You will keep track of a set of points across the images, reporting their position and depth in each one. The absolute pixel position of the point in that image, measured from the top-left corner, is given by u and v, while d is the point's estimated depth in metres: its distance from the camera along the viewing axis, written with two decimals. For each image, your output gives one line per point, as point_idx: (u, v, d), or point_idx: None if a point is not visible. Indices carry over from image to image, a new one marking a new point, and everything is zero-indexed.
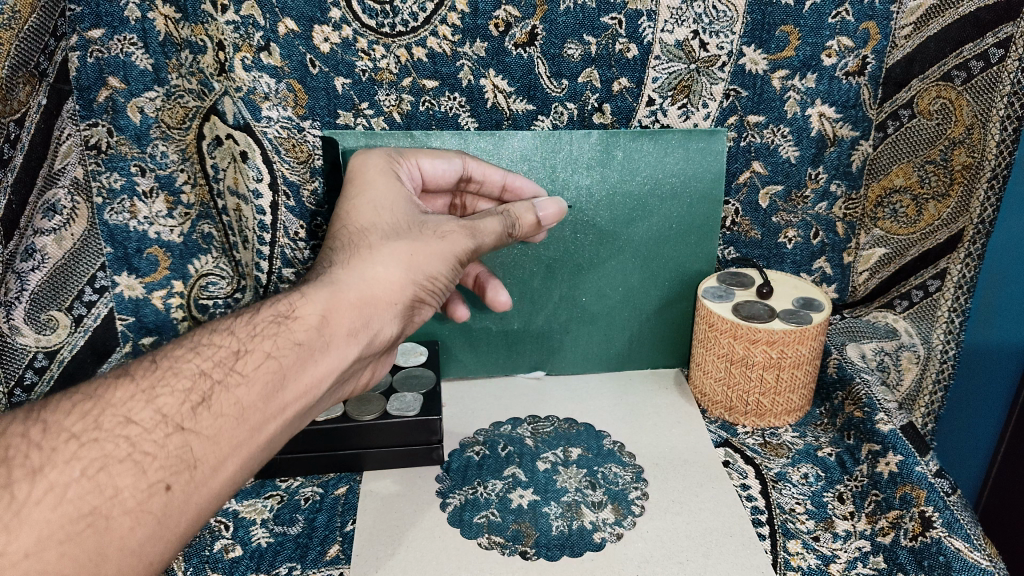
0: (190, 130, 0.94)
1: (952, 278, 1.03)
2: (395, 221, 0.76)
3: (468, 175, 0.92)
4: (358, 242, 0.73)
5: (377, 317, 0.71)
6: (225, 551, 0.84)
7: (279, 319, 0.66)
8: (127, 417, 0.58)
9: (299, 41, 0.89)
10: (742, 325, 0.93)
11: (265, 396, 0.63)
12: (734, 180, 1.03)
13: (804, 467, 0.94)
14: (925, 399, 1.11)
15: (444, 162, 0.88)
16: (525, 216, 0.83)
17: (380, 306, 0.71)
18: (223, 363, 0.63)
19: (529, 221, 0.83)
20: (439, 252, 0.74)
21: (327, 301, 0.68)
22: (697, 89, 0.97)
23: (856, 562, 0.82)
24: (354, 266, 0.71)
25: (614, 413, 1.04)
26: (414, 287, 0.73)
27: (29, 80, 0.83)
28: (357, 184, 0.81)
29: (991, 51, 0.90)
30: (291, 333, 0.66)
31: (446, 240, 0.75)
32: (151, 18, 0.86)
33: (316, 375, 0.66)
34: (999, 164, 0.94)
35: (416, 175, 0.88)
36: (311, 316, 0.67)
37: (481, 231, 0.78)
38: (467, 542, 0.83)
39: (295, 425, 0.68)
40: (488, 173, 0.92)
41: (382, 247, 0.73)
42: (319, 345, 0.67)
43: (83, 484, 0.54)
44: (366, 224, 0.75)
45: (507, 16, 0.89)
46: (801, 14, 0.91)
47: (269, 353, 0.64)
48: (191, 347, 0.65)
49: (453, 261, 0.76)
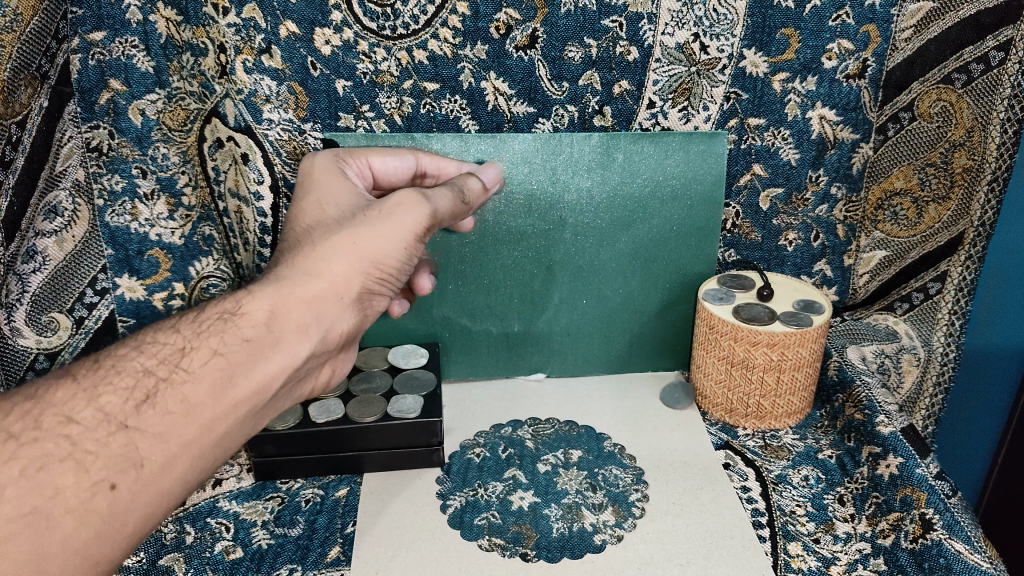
0: (191, 132, 0.94)
1: (952, 281, 1.03)
2: (343, 214, 0.75)
3: (423, 171, 0.92)
4: (306, 239, 0.73)
5: (328, 312, 0.71)
6: (225, 553, 0.83)
7: (226, 316, 0.68)
8: (69, 416, 0.58)
9: (300, 44, 0.90)
10: (742, 328, 0.93)
11: (215, 393, 0.64)
12: (734, 182, 1.03)
13: (804, 469, 0.95)
14: (925, 402, 1.10)
15: (396, 159, 0.88)
16: (466, 185, 0.84)
17: (330, 300, 0.71)
18: (168, 360, 0.64)
19: (468, 190, 0.84)
20: (385, 234, 0.72)
21: (276, 298, 0.69)
22: (697, 92, 0.97)
23: (856, 564, 0.82)
24: (301, 262, 0.71)
25: (614, 416, 1.04)
26: (364, 276, 0.72)
27: (31, 83, 0.83)
28: (306, 186, 0.80)
29: (992, 53, 0.90)
30: (239, 330, 0.67)
31: (393, 218, 0.73)
32: (152, 21, 0.86)
33: (266, 371, 0.67)
34: (1000, 166, 0.94)
35: (367, 174, 0.87)
36: (259, 312, 0.68)
37: (434, 200, 0.76)
38: (468, 544, 0.84)
39: (252, 422, 0.69)
40: (443, 168, 0.93)
41: (328, 240, 0.72)
42: (269, 341, 0.68)
43: (22, 484, 0.53)
44: (316, 221, 0.75)
45: (507, 19, 0.90)
46: (801, 17, 0.91)
47: (216, 350, 0.65)
48: (136, 345, 0.65)
49: (409, 243, 0.74)
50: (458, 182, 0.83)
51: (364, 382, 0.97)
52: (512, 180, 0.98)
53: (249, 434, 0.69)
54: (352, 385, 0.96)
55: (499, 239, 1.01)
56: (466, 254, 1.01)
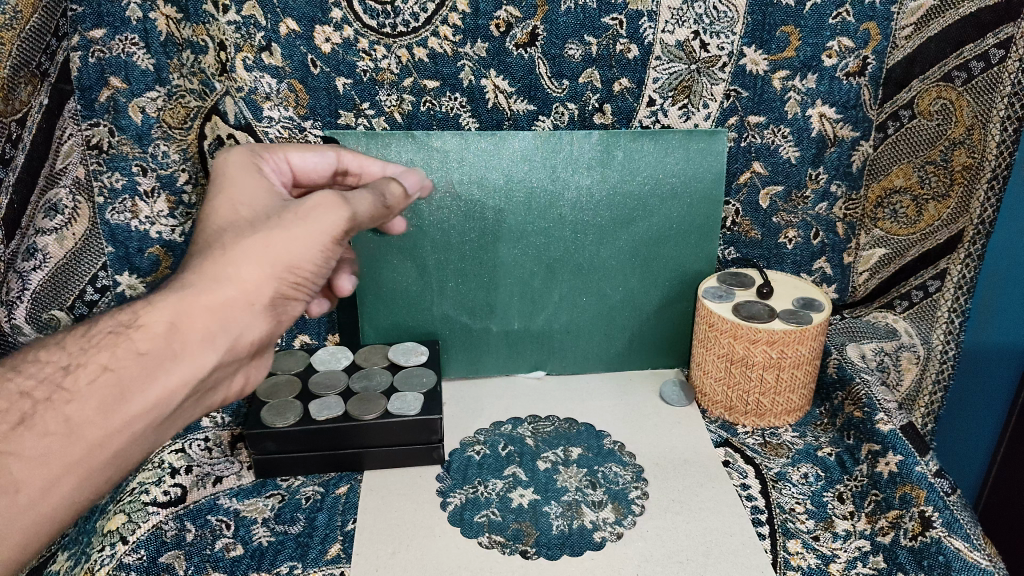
0: (191, 129, 0.94)
1: (952, 279, 1.03)
2: (257, 215, 0.69)
3: (344, 169, 0.86)
4: (212, 241, 0.66)
5: (236, 321, 0.66)
6: (225, 550, 0.83)
7: (119, 329, 0.63)
8: None
9: (300, 41, 0.90)
10: (742, 325, 0.93)
11: (104, 410, 0.60)
12: (734, 180, 1.03)
13: (804, 466, 0.95)
14: (925, 399, 1.11)
15: (315, 156, 0.82)
16: (388, 188, 0.75)
17: (238, 308, 0.66)
18: (50, 379, 0.60)
19: (394, 194, 0.75)
20: (298, 239, 0.66)
21: (175, 307, 0.64)
22: (697, 89, 0.97)
23: (856, 561, 0.82)
24: (206, 267, 0.65)
25: (613, 413, 1.04)
26: (275, 283, 0.66)
27: (32, 80, 0.83)
28: (219, 182, 0.73)
29: (992, 51, 0.90)
30: (133, 342, 0.62)
31: (307, 220, 0.67)
32: (152, 19, 0.86)
33: (166, 385, 0.63)
34: (999, 164, 0.95)
35: (284, 170, 0.82)
36: (157, 324, 0.63)
37: (354, 201, 0.69)
38: (468, 541, 0.84)
39: (155, 435, 0.65)
40: (366, 167, 0.87)
41: (235, 243, 0.65)
42: (168, 354, 0.63)
43: None
44: (225, 223, 0.68)
45: (507, 17, 0.90)
46: (802, 15, 0.92)
47: (106, 365, 0.61)
48: (14, 363, 0.61)
49: (326, 246, 0.68)
50: (380, 182, 0.75)
51: (364, 380, 0.97)
52: (512, 178, 0.98)
53: (150, 448, 0.66)
54: (352, 382, 0.96)
55: (499, 236, 1.01)
56: (466, 252, 1.02)
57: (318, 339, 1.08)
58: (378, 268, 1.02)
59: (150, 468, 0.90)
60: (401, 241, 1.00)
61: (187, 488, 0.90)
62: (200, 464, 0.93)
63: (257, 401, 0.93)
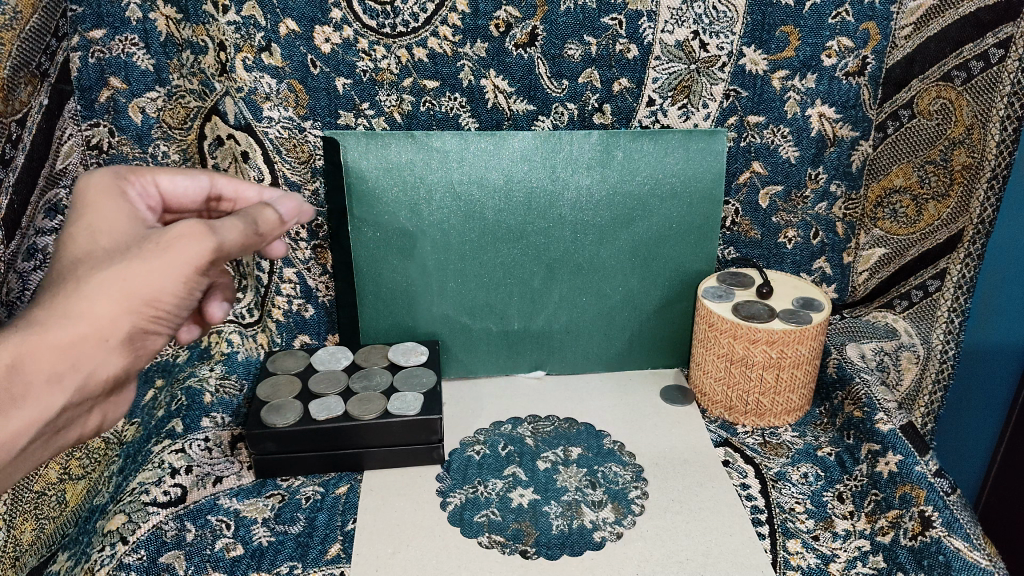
0: (191, 130, 0.95)
1: (952, 278, 1.01)
2: (119, 244, 0.59)
3: (218, 194, 0.74)
4: (64, 274, 0.56)
5: (89, 359, 0.56)
6: (225, 550, 0.83)
7: None
8: None
9: (300, 41, 0.90)
10: (742, 325, 0.93)
11: None
12: (734, 180, 1.04)
13: (804, 466, 0.95)
14: (925, 399, 1.09)
15: (186, 178, 0.70)
16: (262, 215, 0.65)
17: (91, 346, 0.55)
18: None
19: (269, 221, 0.65)
20: (160, 271, 0.56)
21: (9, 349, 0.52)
22: (697, 89, 0.98)
23: (856, 561, 0.82)
24: (54, 302, 0.54)
25: (613, 413, 1.04)
26: (134, 317, 0.56)
27: (31, 80, 0.81)
28: (71, 209, 0.61)
29: (991, 51, 0.89)
30: None
31: (169, 252, 0.57)
32: (152, 19, 0.87)
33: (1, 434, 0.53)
34: (1000, 164, 0.93)
35: (152, 194, 0.68)
36: None
37: (222, 228, 0.59)
38: (468, 541, 0.84)
39: None
40: (242, 192, 0.75)
41: (90, 276, 0.55)
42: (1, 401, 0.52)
43: None
44: (78, 255, 0.57)
45: (507, 17, 0.90)
46: (801, 15, 0.93)
47: None
48: None
49: (192, 278, 0.58)
50: (255, 208, 0.65)
51: (364, 380, 0.97)
52: (512, 178, 0.98)
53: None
54: (352, 382, 0.96)
55: (499, 236, 1.01)
56: (466, 252, 1.02)
57: (318, 339, 1.10)
58: (377, 268, 1.02)
59: (150, 468, 0.89)
60: (401, 241, 1.01)
61: (187, 488, 0.89)
62: (200, 463, 0.92)
63: (257, 401, 0.93)
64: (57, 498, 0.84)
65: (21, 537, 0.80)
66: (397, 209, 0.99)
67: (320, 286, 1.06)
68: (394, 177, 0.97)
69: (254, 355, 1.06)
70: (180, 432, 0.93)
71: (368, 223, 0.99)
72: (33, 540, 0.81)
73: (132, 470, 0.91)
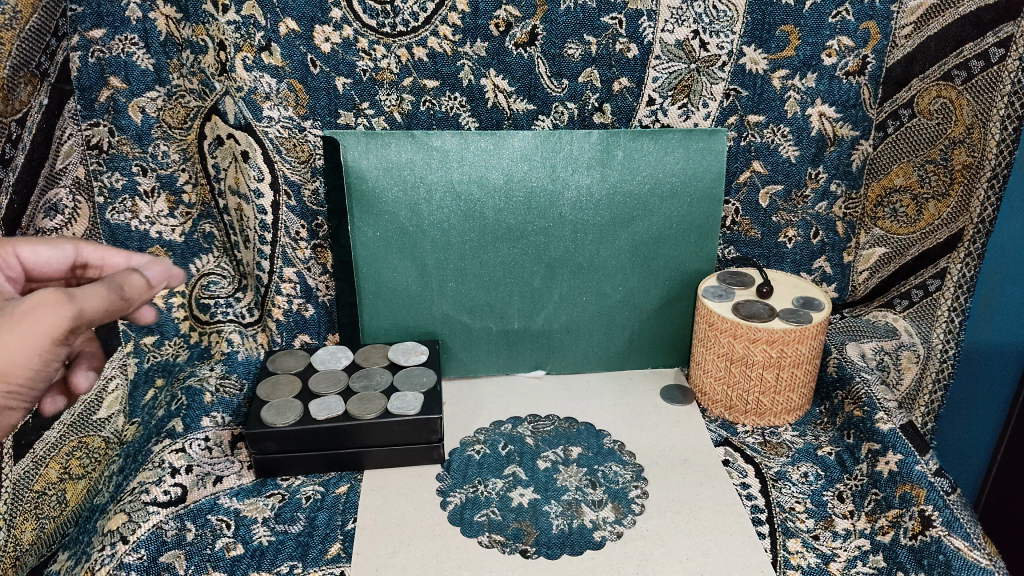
0: (190, 129, 0.95)
1: (952, 278, 1.01)
2: None
3: (84, 261, 0.73)
4: None
5: None
6: (225, 550, 0.83)
7: None
8: None
9: (300, 41, 0.90)
10: (742, 324, 0.93)
11: None
12: (734, 179, 1.04)
13: (804, 466, 0.95)
14: (925, 399, 1.08)
15: (47, 248, 0.71)
16: (128, 279, 0.62)
17: None
18: None
19: (136, 285, 0.63)
20: (10, 341, 0.56)
21: None
22: (697, 89, 0.98)
23: (856, 560, 0.82)
24: None
25: (614, 412, 1.04)
26: None
27: (31, 80, 0.82)
28: None
29: (992, 50, 0.89)
30: None
31: (24, 323, 0.57)
32: (152, 19, 0.87)
33: None
34: (1000, 163, 0.92)
35: (11, 264, 0.70)
36: None
37: (81, 295, 0.59)
38: (468, 540, 0.84)
39: None
40: (109, 258, 0.73)
41: None
42: None
43: None
44: None
45: (507, 16, 0.90)
46: (802, 14, 0.93)
47: None
48: None
49: (49, 347, 0.58)
50: (120, 272, 0.63)
51: (364, 380, 0.97)
52: (512, 178, 0.98)
53: None
54: (352, 382, 0.96)
55: (499, 236, 1.01)
56: (465, 252, 1.02)
57: (318, 339, 1.09)
58: (377, 268, 1.02)
59: (150, 468, 0.89)
60: (400, 241, 1.01)
61: (187, 487, 0.89)
62: (200, 463, 0.92)
63: (257, 400, 0.93)
64: (57, 498, 0.85)
65: (21, 537, 0.80)
66: (397, 208, 0.99)
67: (320, 286, 1.06)
68: (394, 177, 0.97)
69: (254, 355, 1.05)
70: (180, 431, 0.94)
71: (368, 223, 0.99)
72: (33, 539, 0.81)
73: (132, 470, 0.91)
